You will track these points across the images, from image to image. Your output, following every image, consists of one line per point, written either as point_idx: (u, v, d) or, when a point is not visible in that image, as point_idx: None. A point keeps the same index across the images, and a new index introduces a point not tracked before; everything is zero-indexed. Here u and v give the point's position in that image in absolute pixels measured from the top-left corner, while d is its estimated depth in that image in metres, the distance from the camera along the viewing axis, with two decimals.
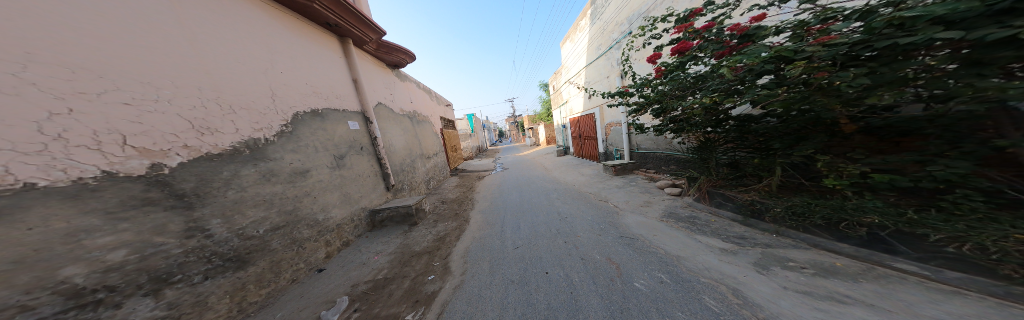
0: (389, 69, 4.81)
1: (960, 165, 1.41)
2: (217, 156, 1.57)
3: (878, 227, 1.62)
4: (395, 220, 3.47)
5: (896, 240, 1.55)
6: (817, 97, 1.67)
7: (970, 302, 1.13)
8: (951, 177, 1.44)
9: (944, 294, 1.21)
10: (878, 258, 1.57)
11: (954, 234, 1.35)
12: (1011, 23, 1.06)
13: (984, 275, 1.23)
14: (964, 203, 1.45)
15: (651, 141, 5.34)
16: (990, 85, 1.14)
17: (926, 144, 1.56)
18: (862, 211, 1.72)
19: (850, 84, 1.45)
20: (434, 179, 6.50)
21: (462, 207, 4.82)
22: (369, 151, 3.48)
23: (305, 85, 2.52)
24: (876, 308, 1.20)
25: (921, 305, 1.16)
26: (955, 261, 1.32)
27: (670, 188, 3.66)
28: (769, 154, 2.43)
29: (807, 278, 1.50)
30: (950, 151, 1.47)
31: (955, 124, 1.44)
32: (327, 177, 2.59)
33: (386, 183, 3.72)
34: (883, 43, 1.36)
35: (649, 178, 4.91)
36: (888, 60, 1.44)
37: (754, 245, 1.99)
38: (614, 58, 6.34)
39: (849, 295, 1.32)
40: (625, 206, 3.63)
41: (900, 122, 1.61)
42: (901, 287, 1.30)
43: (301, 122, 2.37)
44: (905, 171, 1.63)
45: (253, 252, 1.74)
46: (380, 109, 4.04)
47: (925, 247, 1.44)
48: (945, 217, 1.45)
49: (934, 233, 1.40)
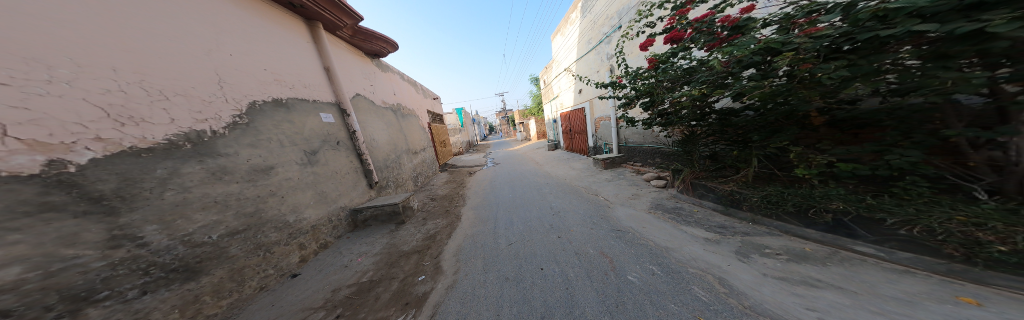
0: (368, 59, 4.49)
1: (914, 154, 1.40)
2: (146, 151, 1.35)
3: (841, 213, 1.59)
4: (380, 219, 3.27)
5: (858, 225, 1.52)
6: (798, 90, 1.60)
7: (918, 280, 1.15)
8: (905, 165, 1.43)
9: (897, 273, 1.22)
10: (840, 242, 1.56)
11: (906, 218, 1.34)
12: (984, 16, 0.99)
13: (928, 254, 1.27)
14: (912, 188, 1.48)
15: (638, 134, 5.31)
16: (954, 75, 1.11)
17: (883, 136, 1.55)
18: (828, 199, 1.70)
19: (830, 77, 1.40)
20: (423, 175, 6.26)
21: (452, 204, 4.65)
22: (347, 146, 3.23)
23: (262, 71, 2.28)
24: (845, 290, 1.19)
25: (880, 286, 1.16)
26: (906, 243, 1.33)
27: (657, 181, 3.67)
28: (748, 145, 2.34)
29: (782, 264, 1.47)
30: (903, 141, 1.46)
31: (909, 116, 1.44)
32: (296, 174, 2.36)
33: (369, 180, 3.49)
34: (864, 36, 1.28)
35: (636, 172, 4.93)
36: (867, 53, 1.37)
37: (733, 233, 1.96)
38: (604, 53, 6.27)
39: (820, 279, 1.30)
40: (616, 199, 3.60)
41: (863, 115, 1.57)
42: (862, 269, 1.30)
43: (259, 112, 2.14)
44: (862, 160, 1.62)
45: (205, 260, 1.50)
46: (359, 101, 3.78)
47: (882, 231, 1.43)
48: (899, 202, 1.46)
49: (889, 217, 1.39)
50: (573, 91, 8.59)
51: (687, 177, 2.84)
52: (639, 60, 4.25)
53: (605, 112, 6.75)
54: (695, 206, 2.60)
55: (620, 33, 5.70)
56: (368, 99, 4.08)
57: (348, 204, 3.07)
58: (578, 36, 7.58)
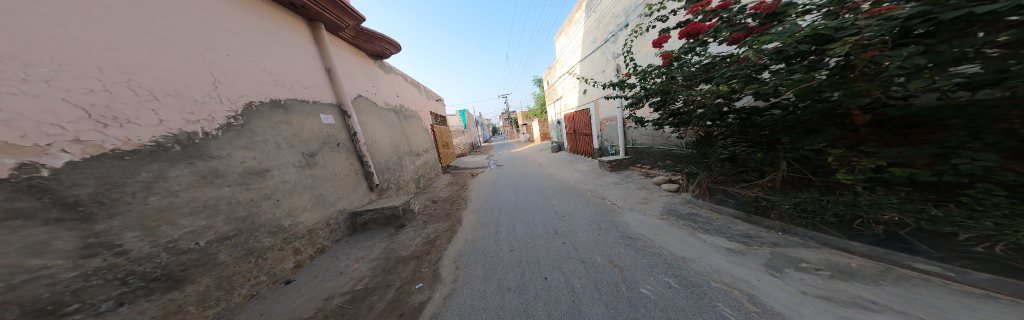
0: (371, 60, 4.46)
1: (989, 159, 1.16)
2: (130, 153, 1.28)
3: (896, 224, 1.39)
4: (379, 223, 3.19)
5: (917, 238, 1.34)
6: (855, 82, 1.40)
7: (1008, 308, 0.97)
8: (977, 171, 1.20)
9: (976, 298, 1.04)
10: (895, 257, 1.38)
11: (981, 233, 1.14)
12: None
13: (1012, 276, 1.07)
14: (985, 197, 1.24)
15: (646, 136, 5.12)
16: None
17: (945, 136, 1.31)
18: (877, 208, 1.49)
19: (901, 66, 1.20)
20: (425, 177, 6.21)
21: (454, 207, 4.56)
22: (348, 148, 3.17)
23: (260, 72, 2.23)
24: (907, 315, 1.02)
25: (956, 312, 0.99)
26: (984, 262, 1.14)
27: (668, 184, 3.49)
28: (774, 147, 2.12)
29: (825, 281, 1.30)
30: (971, 142, 1.24)
31: (980, 113, 1.20)
32: (293, 176, 2.30)
33: (369, 183, 3.42)
34: (948, 15, 1.06)
35: (644, 175, 4.74)
36: (948, 37, 1.14)
37: (761, 244, 1.78)
38: (610, 52, 6.11)
39: (875, 301, 1.12)
40: (624, 203, 3.44)
41: (922, 112, 1.34)
42: (927, 291, 1.12)
43: (255, 113, 2.07)
44: (915, 164, 1.42)
45: (191, 268, 1.43)
46: (360, 102, 3.72)
47: (951, 247, 1.23)
48: (970, 214, 1.25)
49: (961, 231, 1.19)
50: (577, 91, 8.44)
51: (705, 181, 2.60)
52: (648, 58, 4.10)
53: (611, 112, 6.58)
54: (714, 213, 2.40)
55: (627, 31, 5.54)
56: (370, 101, 4.04)
57: (348, 207, 3.01)
58: (582, 36, 7.45)
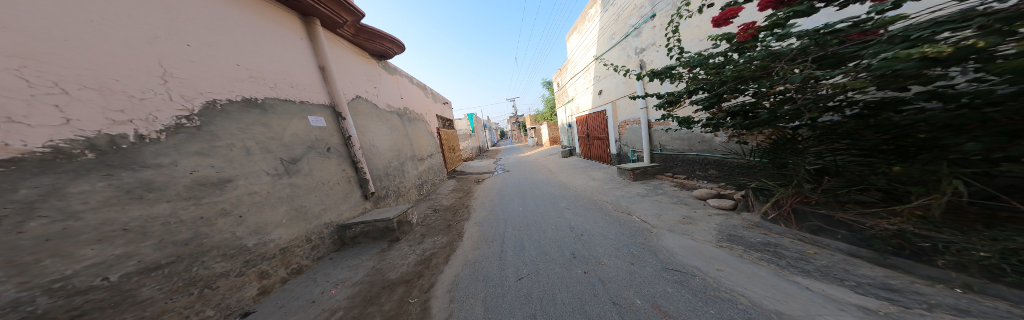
0: (373, 60, 4.18)
1: None
2: (9, 162, 0.94)
3: None
4: (370, 236, 2.86)
5: None
6: None
7: None
8: None
9: None
10: None
11: None
12: None
13: None
14: None
15: (679, 140, 4.45)
16: None
17: None
18: None
19: None
20: (428, 183, 5.90)
21: (456, 217, 4.18)
22: (341, 152, 2.79)
23: (231, 65, 1.87)
24: None
25: None
26: None
27: (718, 200, 2.85)
28: (910, 157, 1.39)
29: None
30: None
31: None
32: (268, 187, 1.95)
33: (364, 191, 3.07)
34: None
35: (679, 186, 4.08)
36: None
37: (921, 304, 1.09)
38: (632, 48, 5.54)
39: None
40: (662, 224, 2.85)
41: None
42: None
43: (221, 112, 1.70)
44: None
45: (87, 313, 1.09)
46: (359, 104, 3.39)
47: None
48: None
49: None
50: (592, 92, 7.88)
51: (787, 205, 1.91)
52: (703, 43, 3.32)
53: (632, 114, 5.96)
54: (811, 244, 1.69)
55: (651, 23, 4.97)
56: (370, 103, 3.72)
57: (337, 219, 2.67)
58: (597, 32, 6.93)
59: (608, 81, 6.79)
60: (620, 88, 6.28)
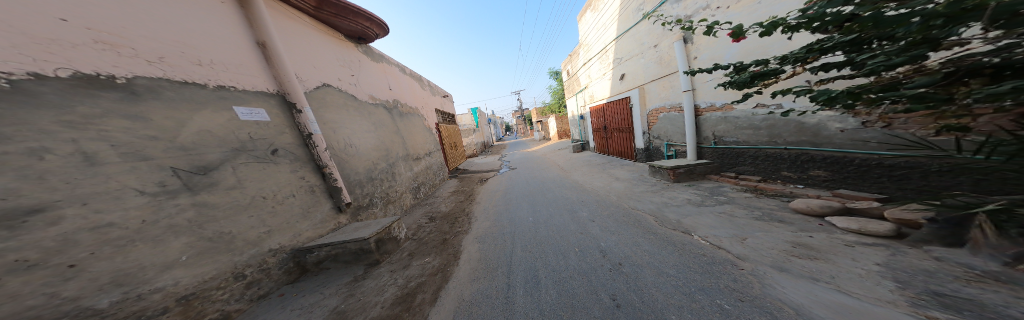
0: (346, 41, 3.58)
1: None
2: None
3: None
4: (342, 260, 2.18)
5: None
6: None
7: None
8: None
9: None
10: None
11: None
12: None
13: None
14: None
15: (749, 129, 3.35)
16: None
17: None
18: None
19: None
20: (426, 184, 5.28)
21: (453, 228, 3.47)
22: (297, 155, 2.14)
23: (49, 16, 1.07)
24: None
25: None
26: None
27: (852, 221, 1.97)
28: None
29: None
30: None
31: None
32: (149, 212, 1.27)
33: (336, 203, 2.41)
34: None
35: (753, 193, 3.03)
36: None
37: None
38: (670, 16, 4.34)
39: None
40: (771, 262, 1.82)
41: None
42: None
43: (16, 93, 0.96)
44: None
45: None
46: (327, 93, 2.81)
47: None
48: None
49: None
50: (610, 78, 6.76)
51: None
52: None
53: (669, 99, 4.79)
54: None
55: None
56: (344, 93, 3.16)
57: (293, 242, 1.98)
58: (618, 5, 5.72)
59: (632, 62, 5.67)
60: (650, 69, 5.11)
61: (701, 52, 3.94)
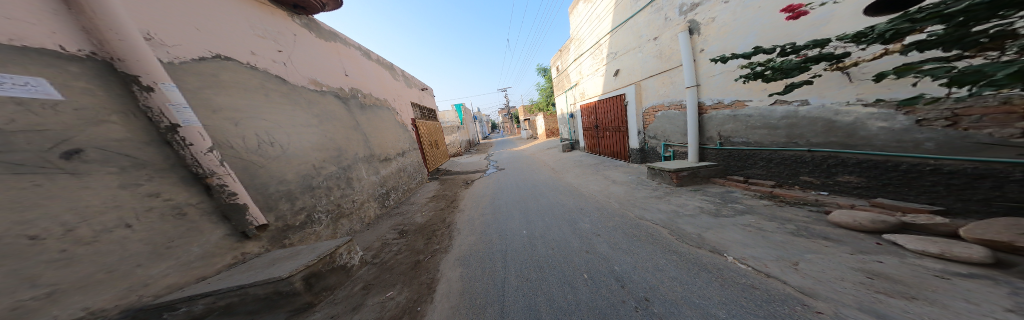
0: (274, 6, 2.65)
1: None
2: None
3: None
4: (241, 312, 1.43)
5: None
6: None
7: None
8: None
9: None
10: None
11: None
12: None
13: None
14: None
15: (762, 128, 3.05)
16: None
17: None
18: None
19: None
20: (398, 189, 4.39)
21: (429, 246, 2.69)
22: (136, 158, 1.41)
23: None
24: None
25: None
26: None
27: (924, 243, 1.60)
28: None
29: None
30: None
31: None
32: None
33: (237, 227, 1.81)
34: None
35: (771, 200, 2.72)
36: None
37: None
38: (676, 4, 3.98)
39: None
40: (855, 303, 1.35)
41: None
42: None
43: None
44: None
45: None
46: (222, 69, 1.93)
47: None
48: None
49: None
50: (603, 74, 6.38)
51: None
52: None
53: (669, 96, 4.46)
54: None
55: None
56: (260, 73, 2.26)
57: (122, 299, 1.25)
58: None
59: (628, 57, 5.29)
60: (648, 64, 4.77)
61: (709, 44, 3.61)
